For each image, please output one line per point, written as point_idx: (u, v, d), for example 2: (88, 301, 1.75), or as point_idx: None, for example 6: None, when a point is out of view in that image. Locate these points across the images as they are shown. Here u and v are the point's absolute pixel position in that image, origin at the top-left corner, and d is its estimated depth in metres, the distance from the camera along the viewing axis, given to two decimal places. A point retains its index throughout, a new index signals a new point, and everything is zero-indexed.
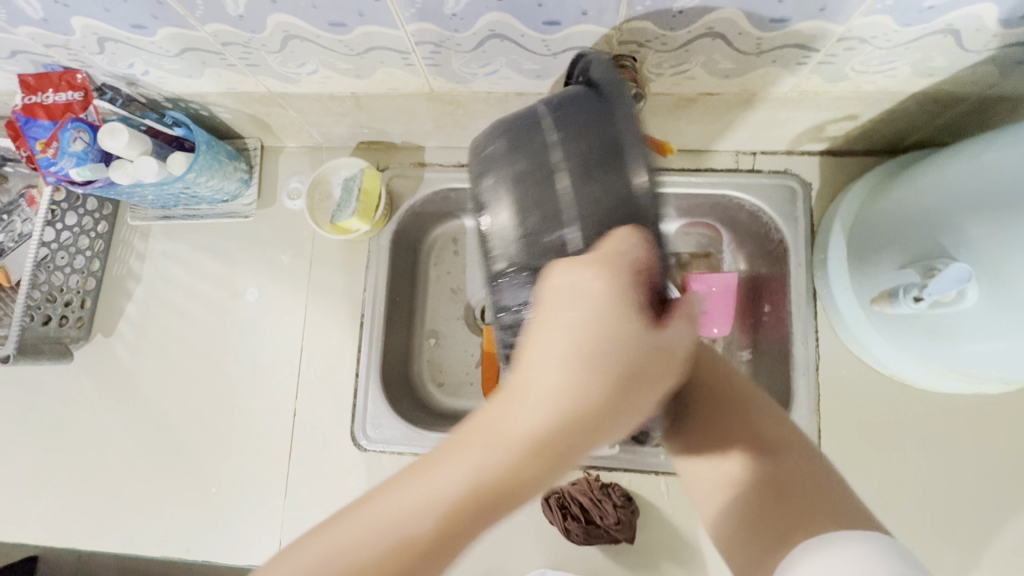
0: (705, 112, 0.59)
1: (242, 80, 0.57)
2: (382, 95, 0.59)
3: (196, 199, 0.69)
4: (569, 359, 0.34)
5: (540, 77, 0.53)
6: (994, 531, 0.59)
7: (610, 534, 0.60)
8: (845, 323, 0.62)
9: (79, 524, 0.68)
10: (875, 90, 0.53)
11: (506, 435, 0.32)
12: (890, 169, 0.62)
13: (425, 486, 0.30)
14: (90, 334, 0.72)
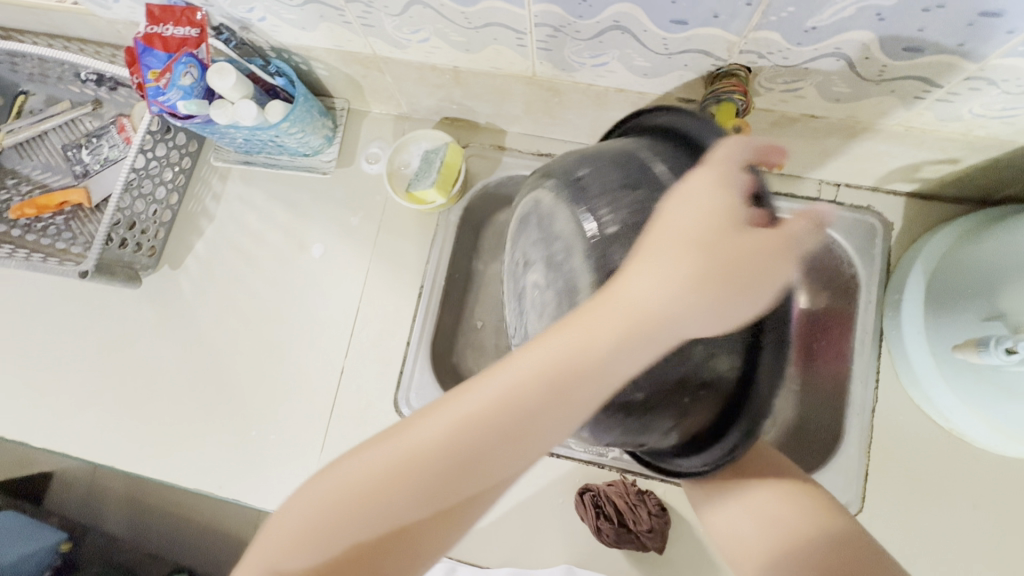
0: (801, 135, 0.58)
1: (353, 39, 0.58)
2: (483, 72, 0.59)
3: (281, 149, 0.70)
4: (573, 330, 0.33)
5: (648, 75, 0.53)
6: None
7: (640, 539, 0.60)
8: (910, 365, 0.59)
9: (121, 445, 0.70)
10: (987, 136, 0.52)
11: (497, 373, 0.34)
12: (981, 220, 0.60)
13: (433, 421, 0.33)
14: (158, 264, 0.74)
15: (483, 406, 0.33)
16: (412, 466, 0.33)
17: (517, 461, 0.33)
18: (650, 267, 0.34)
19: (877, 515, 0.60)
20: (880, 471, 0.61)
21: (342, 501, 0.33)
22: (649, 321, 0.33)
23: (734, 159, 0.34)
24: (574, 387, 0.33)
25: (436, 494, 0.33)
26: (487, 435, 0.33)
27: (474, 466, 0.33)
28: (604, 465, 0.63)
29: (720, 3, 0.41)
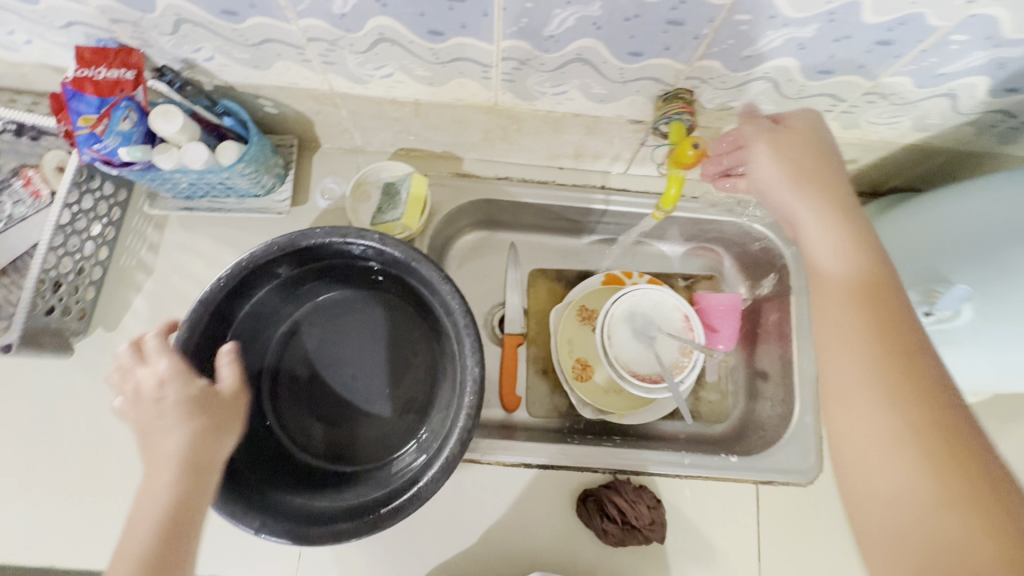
0: None
1: (309, 76, 0.57)
2: (444, 103, 0.61)
3: (230, 191, 0.66)
4: (151, 457, 0.43)
5: (604, 101, 0.58)
6: None
7: (644, 534, 0.62)
8: None
9: (60, 542, 0.61)
10: (878, 139, 0.62)
11: (130, 529, 0.40)
12: (879, 208, 0.71)
13: (129, 526, 0.40)
14: (90, 327, 0.66)
15: (151, 484, 0.41)
16: (145, 529, 0.40)
17: (205, 489, 0.42)
18: (171, 434, 0.43)
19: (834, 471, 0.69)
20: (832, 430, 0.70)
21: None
22: (204, 470, 0.42)
23: (139, 342, 0.48)
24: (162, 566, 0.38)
25: (174, 531, 0.40)
26: (161, 535, 0.39)
27: (180, 521, 0.40)
28: (598, 470, 0.66)
29: (671, 37, 0.47)
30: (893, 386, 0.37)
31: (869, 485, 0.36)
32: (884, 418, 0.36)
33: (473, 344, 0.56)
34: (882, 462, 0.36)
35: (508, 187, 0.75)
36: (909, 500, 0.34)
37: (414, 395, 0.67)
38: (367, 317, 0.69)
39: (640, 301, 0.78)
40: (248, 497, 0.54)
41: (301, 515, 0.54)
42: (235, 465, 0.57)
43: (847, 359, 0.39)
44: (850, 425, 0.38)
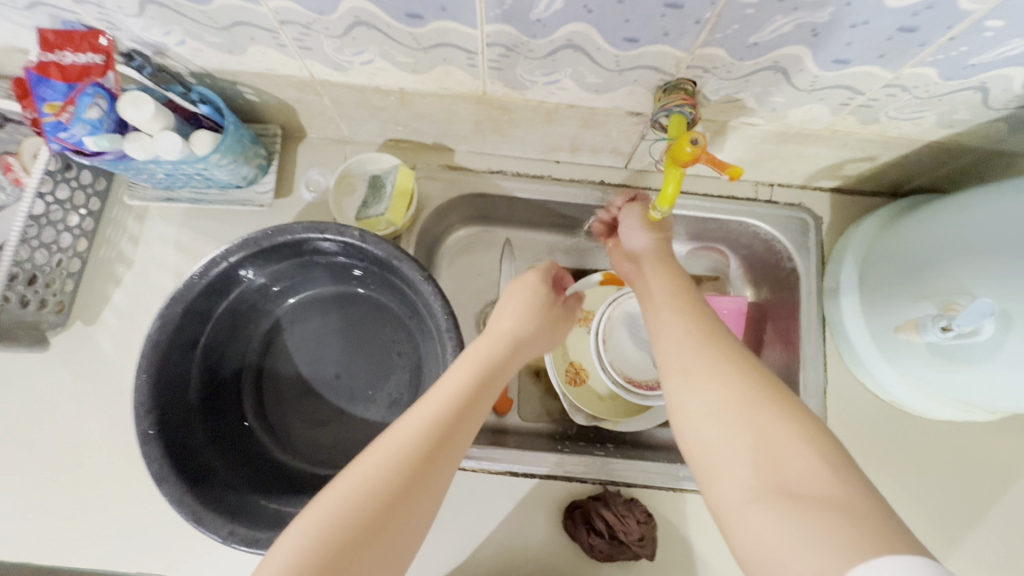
0: (739, 143, 0.61)
1: (287, 62, 0.54)
2: (430, 92, 0.57)
3: (209, 182, 0.64)
4: (506, 320, 0.52)
5: (599, 91, 0.54)
6: (983, 549, 0.62)
7: (633, 549, 0.59)
8: (852, 346, 0.65)
9: (37, 539, 0.60)
10: (898, 135, 0.57)
11: (464, 371, 0.45)
12: (898, 209, 0.66)
13: (443, 386, 0.43)
14: (68, 320, 0.65)
15: (479, 355, 0.47)
16: (456, 396, 0.43)
17: (501, 378, 0.47)
18: (521, 324, 0.52)
19: None
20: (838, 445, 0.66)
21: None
22: (518, 347, 0.51)
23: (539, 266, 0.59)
24: (468, 420, 0.42)
25: (439, 435, 0.40)
26: (482, 386, 0.44)
27: (483, 392, 0.44)
28: (588, 479, 0.63)
29: (670, 21, 0.43)
30: (717, 357, 0.41)
31: (708, 454, 0.37)
32: (715, 388, 0.39)
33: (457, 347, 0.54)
34: (705, 395, 0.39)
35: (501, 181, 0.71)
36: (742, 458, 0.35)
37: (398, 398, 0.64)
38: (352, 316, 0.67)
39: (637, 303, 0.74)
40: (222, 502, 0.52)
41: (275, 521, 0.52)
42: (206, 467, 0.54)
43: (675, 352, 0.43)
44: (678, 360, 0.42)
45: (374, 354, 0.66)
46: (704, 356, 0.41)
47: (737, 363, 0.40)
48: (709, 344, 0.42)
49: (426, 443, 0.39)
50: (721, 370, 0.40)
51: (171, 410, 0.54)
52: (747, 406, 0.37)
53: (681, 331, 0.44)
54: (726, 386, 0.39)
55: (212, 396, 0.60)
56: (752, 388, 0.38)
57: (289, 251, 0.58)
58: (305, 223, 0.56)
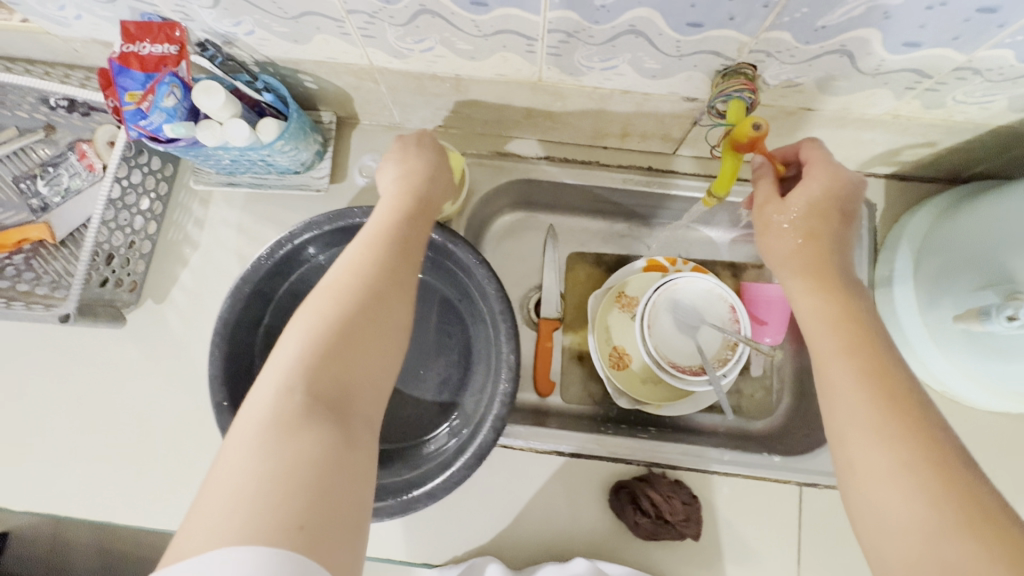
0: (796, 127, 0.61)
1: (349, 50, 0.56)
2: (485, 79, 0.58)
3: (270, 167, 0.66)
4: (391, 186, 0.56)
5: (655, 76, 0.54)
6: None
7: (677, 529, 0.60)
8: (906, 340, 0.63)
9: (116, 501, 0.65)
10: (964, 120, 0.56)
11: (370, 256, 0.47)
12: (957, 196, 0.65)
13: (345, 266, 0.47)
14: (140, 298, 0.69)
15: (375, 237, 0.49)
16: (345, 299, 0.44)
17: (404, 261, 0.49)
18: (390, 168, 0.57)
19: None
20: None
21: (289, 416, 0.37)
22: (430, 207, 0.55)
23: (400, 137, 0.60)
24: (404, 267, 0.48)
25: (354, 332, 0.43)
26: (366, 288, 0.45)
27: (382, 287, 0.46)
28: (632, 460, 0.65)
29: (737, 5, 0.42)
30: (881, 414, 0.38)
31: (875, 515, 0.36)
32: (880, 451, 0.37)
33: (508, 329, 0.56)
34: (868, 452, 0.37)
35: (549, 167, 0.72)
36: (906, 531, 0.34)
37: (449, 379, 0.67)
38: None
39: (682, 290, 0.75)
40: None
41: None
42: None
43: (840, 386, 0.41)
44: (834, 388, 0.41)
45: (424, 333, 0.68)
46: (867, 415, 0.38)
47: (896, 419, 0.38)
48: (880, 399, 0.39)
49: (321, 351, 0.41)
50: (887, 435, 0.37)
51: (240, 384, 0.57)
52: (919, 481, 0.35)
53: (841, 364, 0.41)
54: (896, 450, 0.36)
55: None
56: (905, 439, 0.37)
57: (347, 234, 0.60)
58: (363, 209, 0.58)
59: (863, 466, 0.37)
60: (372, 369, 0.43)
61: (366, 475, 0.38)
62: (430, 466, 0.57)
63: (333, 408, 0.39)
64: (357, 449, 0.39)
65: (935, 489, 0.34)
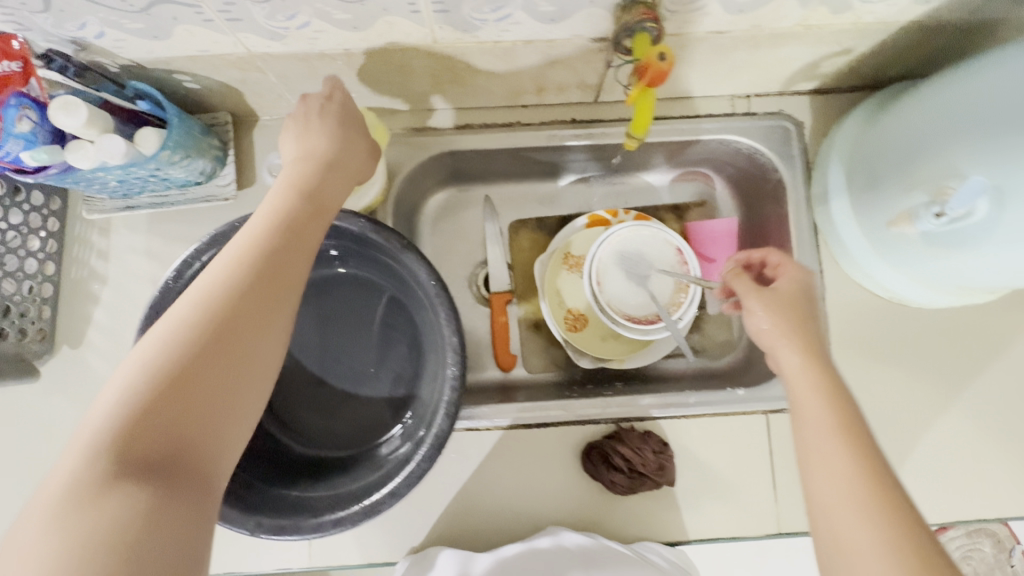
0: (710, 54, 0.58)
1: (218, 39, 0.50)
2: (378, 50, 0.54)
3: (166, 182, 0.61)
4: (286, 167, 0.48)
5: (554, 20, 0.50)
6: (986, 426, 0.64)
7: (652, 479, 0.61)
8: (849, 251, 0.64)
9: None
10: (874, 21, 0.54)
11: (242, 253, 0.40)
12: (879, 101, 0.64)
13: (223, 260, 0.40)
14: (54, 346, 0.64)
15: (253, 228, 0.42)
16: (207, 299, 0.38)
17: (286, 257, 0.41)
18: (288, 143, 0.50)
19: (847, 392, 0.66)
20: (842, 349, 0.66)
21: (116, 452, 0.32)
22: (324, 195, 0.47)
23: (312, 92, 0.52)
24: (282, 274, 0.41)
25: (217, 336, 0.37)
26: (227, 290, 0.38)
27: (251, 295, 0.39)
28: (600, 420, 0.64)
29: None
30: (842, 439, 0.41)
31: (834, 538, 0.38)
32: (834, 479, 0.39)
33: (447, 309, 0.53)
34: (828, 478, 0.40)
35: (469, 135, 0.68)
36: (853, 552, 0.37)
37: (402, 372, 0.64)
38: (337, 296, 0.65)
39: (627, 240, 0.73)
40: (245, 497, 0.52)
41: (299, 506, 0.53)
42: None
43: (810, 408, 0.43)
44: (801, 412, 0.44)
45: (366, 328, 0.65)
46: (829, 441, 0.41)
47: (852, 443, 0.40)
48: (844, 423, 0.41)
49: (176, 365, 0.35)
50: (850, 463, 0.40)
51: None
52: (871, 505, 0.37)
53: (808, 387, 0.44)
54: (856, 478, 0.39)
55: None
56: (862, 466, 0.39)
57: None
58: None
59: (825, 506, 0.39)
60: (223, 389, 0.36)
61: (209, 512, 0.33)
62: (392, 465, 0.54)
63: (174, 444, 0.33)
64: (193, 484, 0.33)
65: (883, 510, 0.37)
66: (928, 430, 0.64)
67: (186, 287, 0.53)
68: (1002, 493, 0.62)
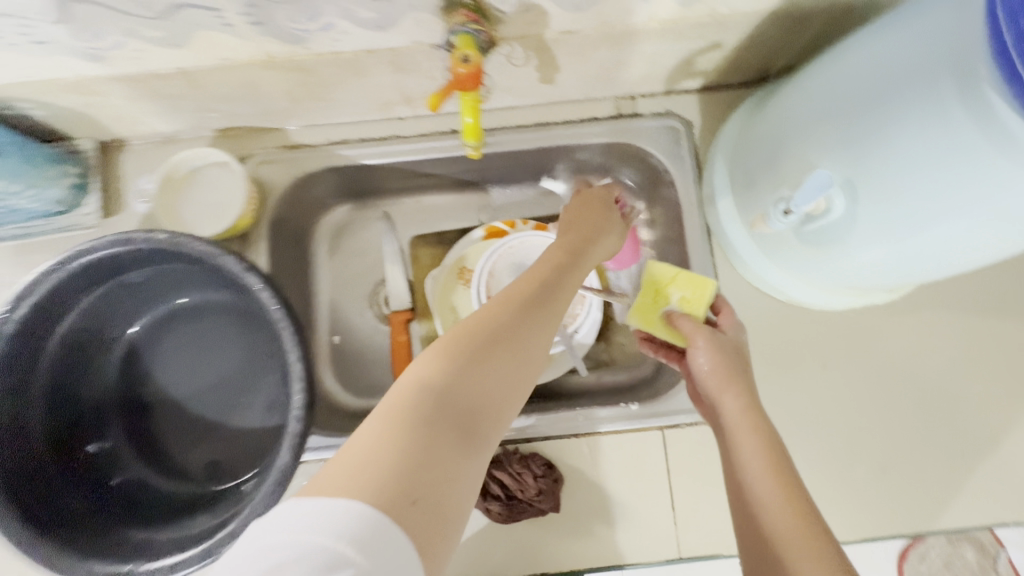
0: (571, 54, 0.56)
1: (37, 63, 0.49)
2: (214, 67, 0.52)
3: (17, 213, 0.59)
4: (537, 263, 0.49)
5: (382, 27, 0.48)
6: (890, 432, 0.61)
7: (533, 506, 0.57)
8: (738, 254, 0.61)
9: None
10: (730, 12, 0.52)
11: (453, 345, 0.39)
12: (761, 97, 0.62)
13: (423, 371, 0.37)
14: None
15: (480, 319, 0.41)
16: (436, 386, 0.36)
17: (510, 360, 0.40)
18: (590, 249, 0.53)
19: None
20: None
21: (402, 413, 0.34)
22: (545, 281, 0.46)
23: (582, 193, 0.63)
24: (454, 403, 0.36)
25: (398, 484, 0.31)
26: (456, 370, 0.37)
27: (448, 402, 0.36)
28: None
29: None
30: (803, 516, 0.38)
31: None
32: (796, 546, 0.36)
33: (292, 336, 0.50)
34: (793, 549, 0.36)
35: (345, 151, 0.66)
36: None
37: (276, 399, 0.61)
38: (208, 325, 0.63)
39: (520, 252, 0.72)
40: (79, 543, 0.49)
41: (142, 552, 0.49)
42: (64, 509, 0.51)
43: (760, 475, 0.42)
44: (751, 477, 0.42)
45: (240, 355, 0.63)
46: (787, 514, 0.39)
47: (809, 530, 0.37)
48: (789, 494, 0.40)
49: (375, 495, 0.30)
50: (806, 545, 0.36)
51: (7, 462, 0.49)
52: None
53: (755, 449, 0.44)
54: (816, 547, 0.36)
55: (67, 436, 0.56)
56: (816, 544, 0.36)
57: (106, 269, 0.53)
58: (108, 238, 0.51)
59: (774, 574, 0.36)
60: (502, 382, 0.39)
61: (463, 478, 0.34)
62: (241, 503, 0.51)
63: (456, 425, 0.35)
64: (456, 465, 0.34)
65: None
66: (830, 440, 0.61)
67: (20, 323, 0.50)
68: (905, 503, 0.59)
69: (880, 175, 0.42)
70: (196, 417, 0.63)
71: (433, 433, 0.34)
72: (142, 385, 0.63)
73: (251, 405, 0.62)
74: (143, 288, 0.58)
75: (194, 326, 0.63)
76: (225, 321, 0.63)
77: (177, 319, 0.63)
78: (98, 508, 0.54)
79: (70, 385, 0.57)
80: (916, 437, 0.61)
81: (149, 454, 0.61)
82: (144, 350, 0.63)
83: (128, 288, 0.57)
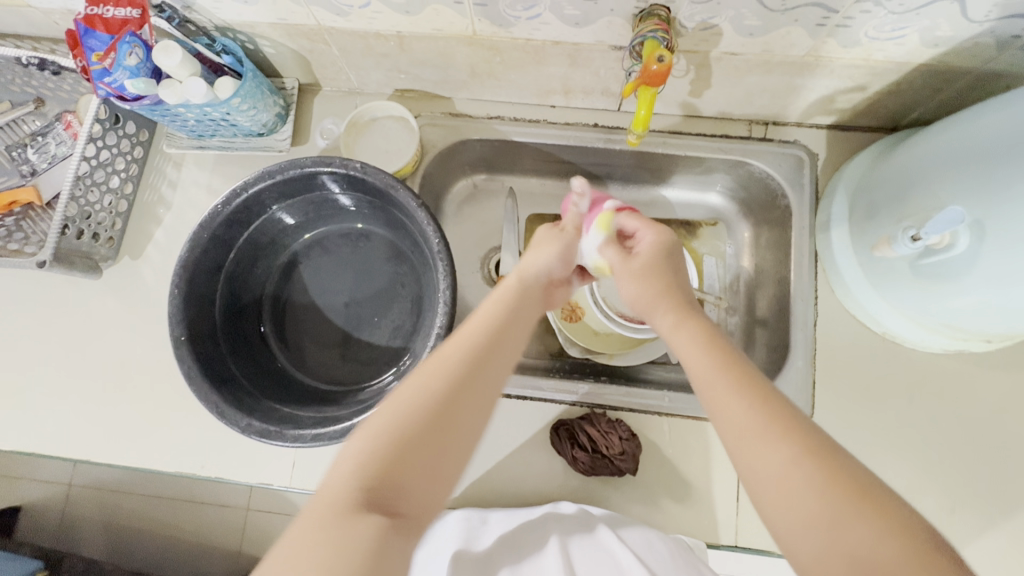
0: (726, 74, 0.63)
1: (296, 10, 0.60)
2: (425, 35, 0.62)
3: (234, 128, 0.71)
4: (493, 301, 0.51)
5: (579, 24, 0.57)
6: (961, 475, 0.63)
7: (614, 463, 0.63)
8: (843, 279, 0.66)
9: (94, 442, 0.69)
10: (885, 59, 0.57)
11: (406, 396, 0.42)
12: (891, 142, 0.67)
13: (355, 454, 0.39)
14: (118, 254, 0.74)
15: (438, 362, 0.44)
16: (371, 455, 0.38)
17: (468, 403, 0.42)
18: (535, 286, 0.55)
19: (826, 419, 0.66)
20: (825, 376, 0.67)
21: (332, 502, 0.35)
22: (503, 321, 0.49)
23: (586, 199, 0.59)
24: (399, 443, 0.39)
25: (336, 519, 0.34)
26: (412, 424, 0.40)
27: (400, 452, 0.38)
28: (577, 401, 0.68)
29: None
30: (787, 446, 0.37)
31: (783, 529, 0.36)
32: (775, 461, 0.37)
33: (448, 267, 0.58)
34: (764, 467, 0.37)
35: (499, 126, 0.75)
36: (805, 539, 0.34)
37: (402, 326, 0.70)
38: (358, 250, 0.73)
39: None
40: (237, 400, 0.59)
41: (286, 421, 0.58)
42: (228, 372, 0.62)
43: (729, 417, 0.40)
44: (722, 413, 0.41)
45: (378, 281, 0.72)
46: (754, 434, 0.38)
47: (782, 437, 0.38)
48: (764, 421, 0.39)
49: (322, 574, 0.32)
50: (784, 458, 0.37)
51: (198, 321, 0.60)
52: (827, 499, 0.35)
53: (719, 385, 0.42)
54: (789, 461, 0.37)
55: (235, 315, 0.67)
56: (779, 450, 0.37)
57: (302, 183, 0.64)
58: (313, 159, 0.61)
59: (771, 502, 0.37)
60: (460, 427, 0.41)
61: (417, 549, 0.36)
62: (371, 400, 0.60)
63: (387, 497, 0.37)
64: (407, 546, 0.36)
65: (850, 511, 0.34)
66: (900, 469, 0.64)
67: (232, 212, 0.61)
68: (967, 544, 0.61)
69: (1007, 219, 0.46)
70: (329, 326, 0.72)
71: (373, 485, 0.37)
72: (291, 288, 0.73)
73: (378, 326, 0.71)
74: (318, 207, 0.69)
75: (346, 249, 0.73)
76: (373, 250, 0.73)
77: (334, 240, 0.73)
78: (249, 378, 0.64)
79: (245, 273, 0.68)
80: (987, 485, 0.63)
81: (289, 347, 0.71)
82: (302, 260, 0.73)
83: (310, 203, 0.68)
